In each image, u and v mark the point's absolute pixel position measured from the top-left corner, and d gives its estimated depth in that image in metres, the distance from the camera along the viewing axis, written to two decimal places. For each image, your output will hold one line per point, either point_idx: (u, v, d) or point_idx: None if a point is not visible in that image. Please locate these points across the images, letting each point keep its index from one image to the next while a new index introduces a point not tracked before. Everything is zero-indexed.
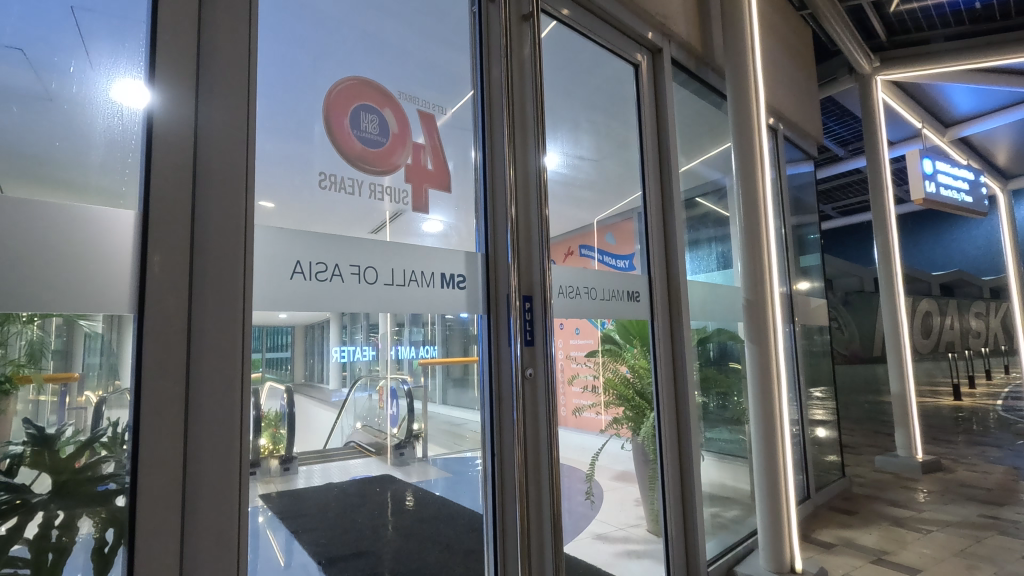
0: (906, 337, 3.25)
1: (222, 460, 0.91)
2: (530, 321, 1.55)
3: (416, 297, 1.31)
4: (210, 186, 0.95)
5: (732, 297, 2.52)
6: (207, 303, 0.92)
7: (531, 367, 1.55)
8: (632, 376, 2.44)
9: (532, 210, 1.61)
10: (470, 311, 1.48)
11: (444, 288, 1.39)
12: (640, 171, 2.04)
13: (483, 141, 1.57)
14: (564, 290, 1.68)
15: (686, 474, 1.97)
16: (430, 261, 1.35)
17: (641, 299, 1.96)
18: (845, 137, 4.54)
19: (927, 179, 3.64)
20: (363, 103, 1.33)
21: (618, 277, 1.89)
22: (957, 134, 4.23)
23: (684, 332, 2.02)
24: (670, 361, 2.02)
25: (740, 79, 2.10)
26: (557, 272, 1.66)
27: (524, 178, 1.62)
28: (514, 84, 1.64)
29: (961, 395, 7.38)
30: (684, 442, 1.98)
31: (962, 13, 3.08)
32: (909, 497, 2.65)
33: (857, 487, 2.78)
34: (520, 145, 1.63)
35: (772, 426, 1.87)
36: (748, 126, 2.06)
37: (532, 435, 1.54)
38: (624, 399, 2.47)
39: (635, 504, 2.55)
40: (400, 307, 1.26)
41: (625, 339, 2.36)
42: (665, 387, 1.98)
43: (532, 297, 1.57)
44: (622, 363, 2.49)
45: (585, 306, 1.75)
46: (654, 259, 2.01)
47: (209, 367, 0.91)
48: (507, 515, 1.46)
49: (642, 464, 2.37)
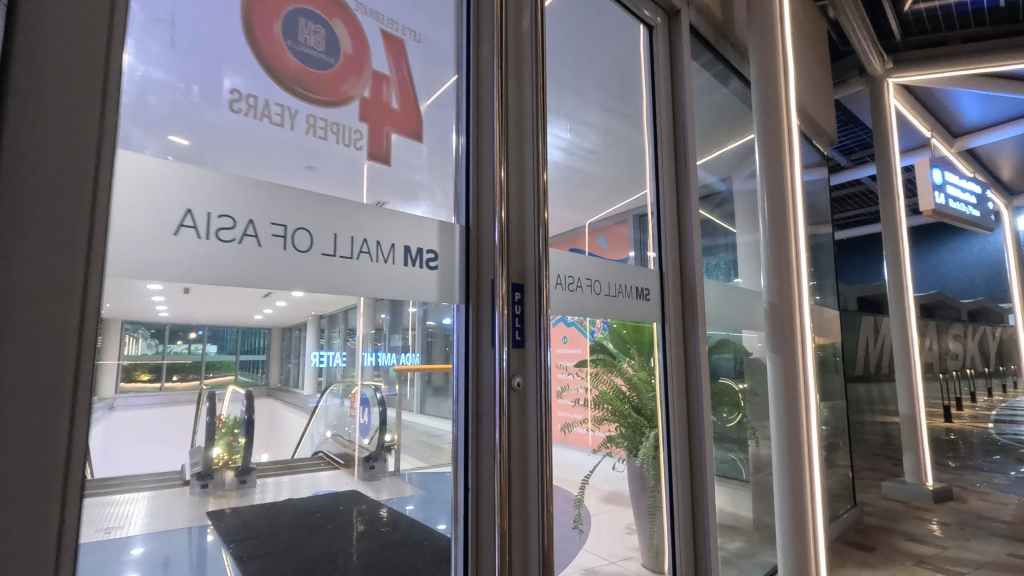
0: (916, 353, 3.06)
1: (33, 496, 0.63)
2: (520, 315, 1.29)
3: (370, 275, 1.03)
4: (47, 101, 0.68)
5: (741, 306, 2.30)
6: (30, 259, 0.65)
7: (519, 375, 1.28)
8: (629, 389, 2.20)
9: (526, 183, 1.34)
10: (443, 299, 1.20)
11: (409, 266, 1.11)
12: (649, 156, 1.81)
13: (467, 96, 1.30)
14: (563, 280, 1.42)
15: (697, 502, 1.70)
16: (393, 233, 1.08)
17: (651, 297, 1.71)
18: (848, 146, 4.38)
19: (937, 190, 3.46)
20: (303, 5, 1.03)
21: (623, 269, 1.63)
22: (965, 145, 4.08)
23: (698, 337, 1.77)
24: (681, 369, 1.76)
25: (765, 61, 1.88)
26: (554, 257, 1.40)
27: (518, 142, 1.35)
28: (509, 27, 1.37)
29: (950, 417, 7.25)
30: (695, 468, 1.72)
31: (984, 12, 2.91)
32: (925, 530, 2.42)
33: (868, 518, 2.55)
34: (514, 103, 1.35)
35: (798, 452, 1.66)
36: (775, 103, 1.86)
37: (521, 453, 1.27)
38: (619, 415, 2.21)
39: (626, 532, 2.33)
40: (347, 287, 0.99)
41: (620, 349, 2.24)
42: (676, 404, 1.72)
43: (523, 287, 1.30)
44: (617, 374, 2.24)
45: (588, 301, 1.49)
46: (666, 255, 1.76)
47: (23, 359, 0.63)
48: (482, 556, 1.19)
49: (640, 492, 2.11)
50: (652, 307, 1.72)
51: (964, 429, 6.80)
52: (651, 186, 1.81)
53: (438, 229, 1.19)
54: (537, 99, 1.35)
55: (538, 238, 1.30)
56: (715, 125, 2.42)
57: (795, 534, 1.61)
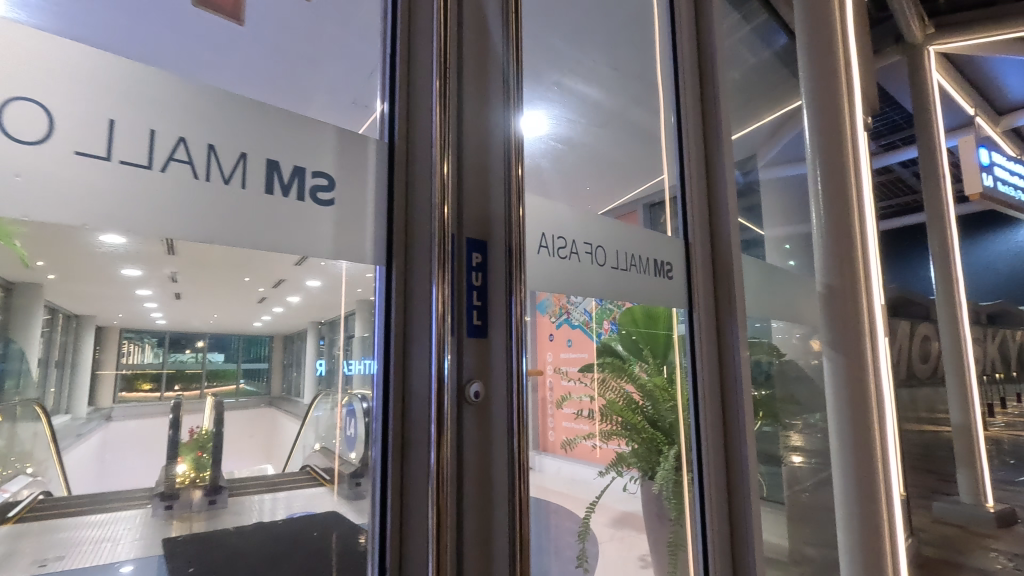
0: (969, 354, 2.79)
1: None
2: (482, 288, 1.03)
3: (194, 201, 0.73)
4: None
5: (795, 300, 2.01)
6: None
7: (472, 374, 1.00)
8: (644, 398, 1.86)
9: (495, 129, 1.09)
10: (336, 253, 0.90)
11: (264, 194, 0.80)
12: (674, 137, 1.69)
13: (396, 7, 1.04)
14: (551, 240, 1.16)
15: (735, 516, 1.51)
16: (241, 140, 0.79)
17: (673, 275, 1.53)
18: (880, 129, 4.01)
19: (984, 171, 3.09)
20: None
21: (614, 226, 1.36)
22: (1011, 124, 3.69)
23: (734, 327, 1.58)
24: (714, 367, 1.58)
25: (815, 32, 1.81)
26: (533, 211, 1.13)
27: (480, 72, 1.09)
28: None
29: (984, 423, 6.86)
30: (733, 484, 1.52)
31: None
32: (995, 566, 2.05)
33: (923, 548, 2.20)
34: (472, 29, 1.09)
35: (865, 446, 1.60)
36: (830, 78, 1.78)
37: (484, 465, 1.00)
38: (634, 429, 1.86)
39: (641, 566, 1.95)
40: (184, 219, 0.72)
41: (632, 351, 1.90)
42: (709, 407, 1.54)
43: (487, 253, 1.05)
44: (628, 380, 1.90)
45: (592, 275, 1.25)
46: (693, 233, 1.61)
47: None
48: None
49: (656, 523, 1.75)
50: (659, 287, 1.47)
51: (994, 434, 6.44)
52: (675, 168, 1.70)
53: (334, 155, 0.90)
54: (506, 27, 1.11)
55: (515, 196, 1.06)
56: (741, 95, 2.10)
57: (868, 532, 1.57)
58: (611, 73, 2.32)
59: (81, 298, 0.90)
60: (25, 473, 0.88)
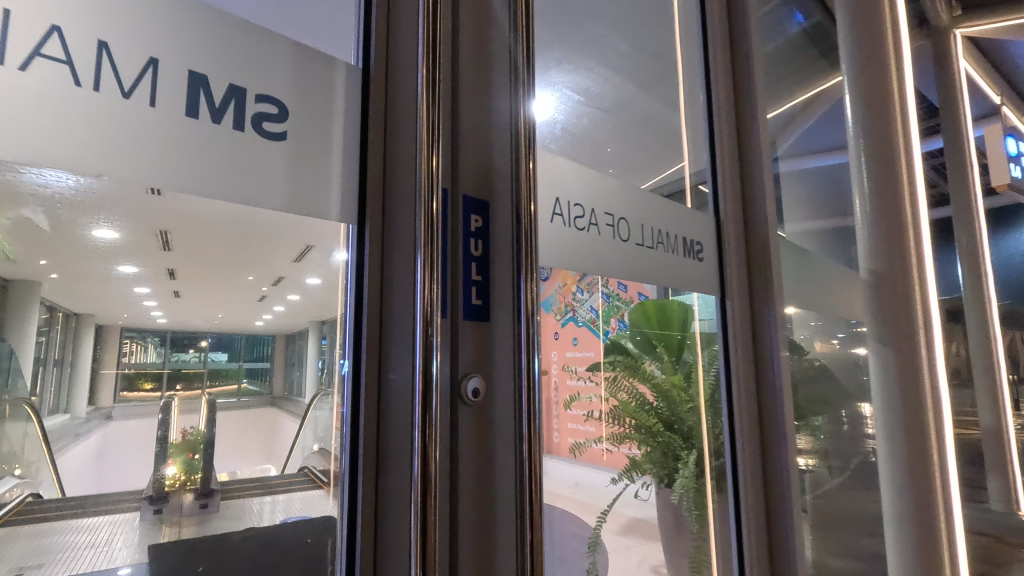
0: (1000, 355, 2.83)
1: None
2: (483, 260, 0.92)
3: (84, 120, 0.64)
4: None
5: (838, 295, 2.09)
6: None
7: (472, 358, 0.89)
8: (659, 400, 1.78)
9: (498, 79, 0.99)
10: (289, 196, 0.82)
11: (188, 121, 0.72)
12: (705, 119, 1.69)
13: None
14: (566, 206, 1.09)
15: (771, 508, 1.50)
16: (151, 43, 0.71)
17: (705, 258, 1.52)
18: None
19: (1014, 160, 2.95)
20: None
21: (632, 198, 1.27)
22: None
23: (771, 318, 1.57)
24: (750, 358, 1.57)
25: (865, 40, 1.98)
26: (546, 174, 1.06)
27: (480, 17, 0.98)
28: None
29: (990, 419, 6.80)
30: (770, 478, 1.51)
31: None
32: None
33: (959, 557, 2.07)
34: None
35: (915, 418, 1.74)
36: (880, 81, 1.95)
37: (488, 456, 0.89)
38: (648, 432, 1.78)
39: None
40: (81, 146, 0.64)
41: (644, 348, 1.83)
42: (744, 402, 1.53)
43: (488, 221, 0.94)
44: (642, 380, 1.81)
45: (617, 254, 1.19)
46: (727, 217, 1.59)
47: None
48: None
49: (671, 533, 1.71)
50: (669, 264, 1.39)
51: None
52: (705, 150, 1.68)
53: (289, 81, 0.83)
54: None
55: (525, 157, 0.94)
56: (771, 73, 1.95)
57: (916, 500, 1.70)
58: (630, 48, 2.15)
59: (78, 293, 0.84)
60: (12, 476, 0.78)
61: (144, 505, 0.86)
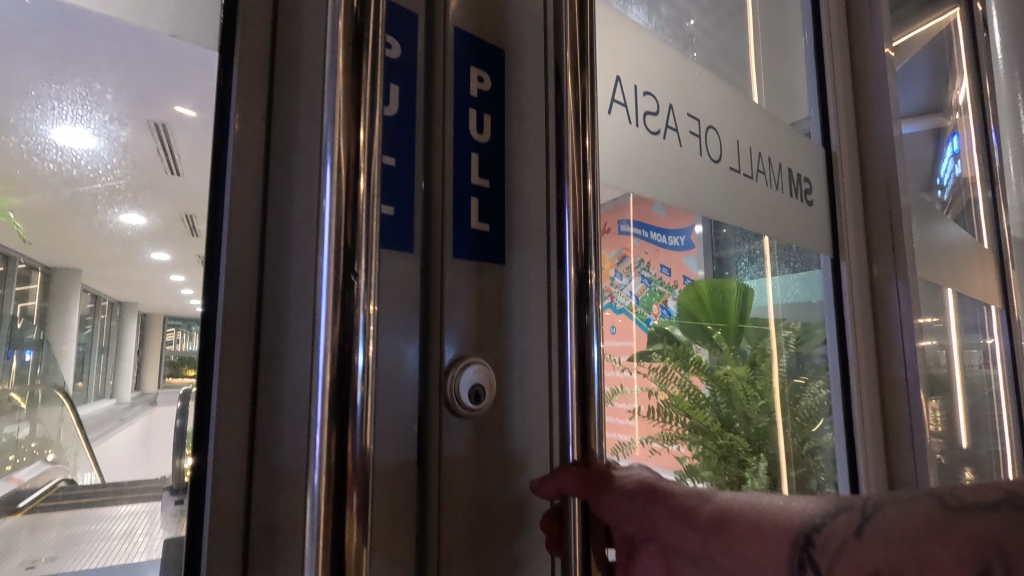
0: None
1: None
2: (488, 149, 0.75)
3: None
4: None
5: (961, 277, 2.16)
6: None
7: (473, 288, 0.71)
8: (711, 396, 1.51)
9: None
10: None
11: None
12: (815, 72, 1.78)
13: None
14: (630, 92, 0.96)
15: (893, 448, 1.66)
16: None
17: (815, 202, 1.59)
18: None
19: None
20: None
21: (699, 102, 1.15)
22: None
23: (905, 274, 1.67)
24: (870, 316, 1.69)
25: None
26: (607, 49, 0.93)
27: None
28: None
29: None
30: (891, 424, 1.67)
31: None
32: None
33: None
34: None
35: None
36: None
37: (489, 438, 0.70)
38: (703, 433, 1.46)
39: None
40: None
41: (692, 333, 1.54)
42: (866, 356, 1.65)
43: (497, 78, 0.77)
44: (693, 372, 1.51)
45: (715, 172, 1.16)
46: (842, 167, 1.70)
47: None
48: None
49: None
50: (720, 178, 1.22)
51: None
52: (815, 108, 1.76)
53: None
54: None
55: (575, 134, 0.61)
56: (880, 21, 1.78)
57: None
58: None
59: (117, 280, 0.77)
60: (44, 462, 0.74)
61: (162, 495, 0.64)
